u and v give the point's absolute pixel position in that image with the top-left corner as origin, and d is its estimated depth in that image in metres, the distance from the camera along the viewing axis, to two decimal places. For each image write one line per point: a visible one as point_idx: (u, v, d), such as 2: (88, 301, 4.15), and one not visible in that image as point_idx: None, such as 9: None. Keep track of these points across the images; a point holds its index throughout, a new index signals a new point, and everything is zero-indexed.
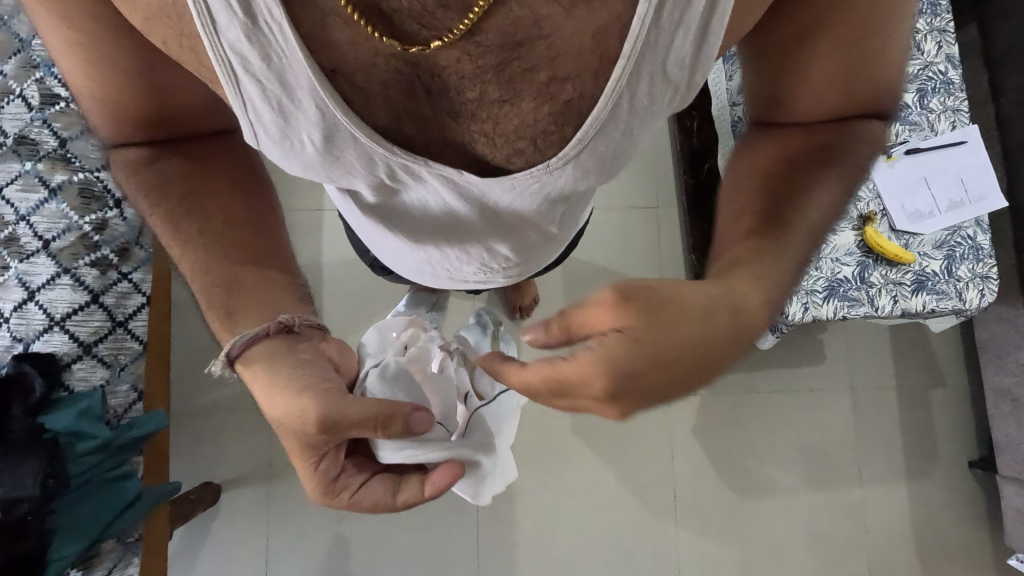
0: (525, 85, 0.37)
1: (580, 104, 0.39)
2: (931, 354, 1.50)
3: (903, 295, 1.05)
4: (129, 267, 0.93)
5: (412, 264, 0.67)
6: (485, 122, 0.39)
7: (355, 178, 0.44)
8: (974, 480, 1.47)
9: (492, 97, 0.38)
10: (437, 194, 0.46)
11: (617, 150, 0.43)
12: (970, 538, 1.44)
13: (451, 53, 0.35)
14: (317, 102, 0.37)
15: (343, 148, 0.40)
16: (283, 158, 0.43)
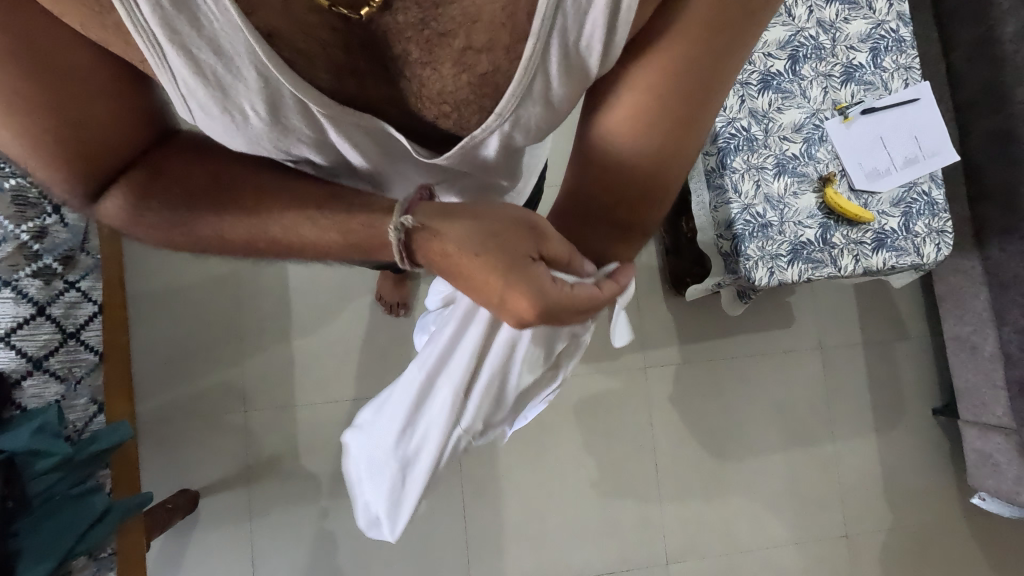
0: (442, 50, 0.35)
1: (496, 78, 0.37)
2: (894, 309, 1.54)
3: (864, 253, 1.08)
4: (76, 275, 0.90)
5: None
6: (409, 85, 0.37)
7: (296, 145, 0.42)
8: (937, 426, 1.53)
9: (413, 57, 0.36)
10: (391, 161, 0.46)
11: (546, 118, 0.42)
12: (936, 481, 1.51)
13: (383, 11, 0.34)
14: (259, 69, 0.35)
15: (292, 116, 0.38)
16: (214, 126, 0.41)
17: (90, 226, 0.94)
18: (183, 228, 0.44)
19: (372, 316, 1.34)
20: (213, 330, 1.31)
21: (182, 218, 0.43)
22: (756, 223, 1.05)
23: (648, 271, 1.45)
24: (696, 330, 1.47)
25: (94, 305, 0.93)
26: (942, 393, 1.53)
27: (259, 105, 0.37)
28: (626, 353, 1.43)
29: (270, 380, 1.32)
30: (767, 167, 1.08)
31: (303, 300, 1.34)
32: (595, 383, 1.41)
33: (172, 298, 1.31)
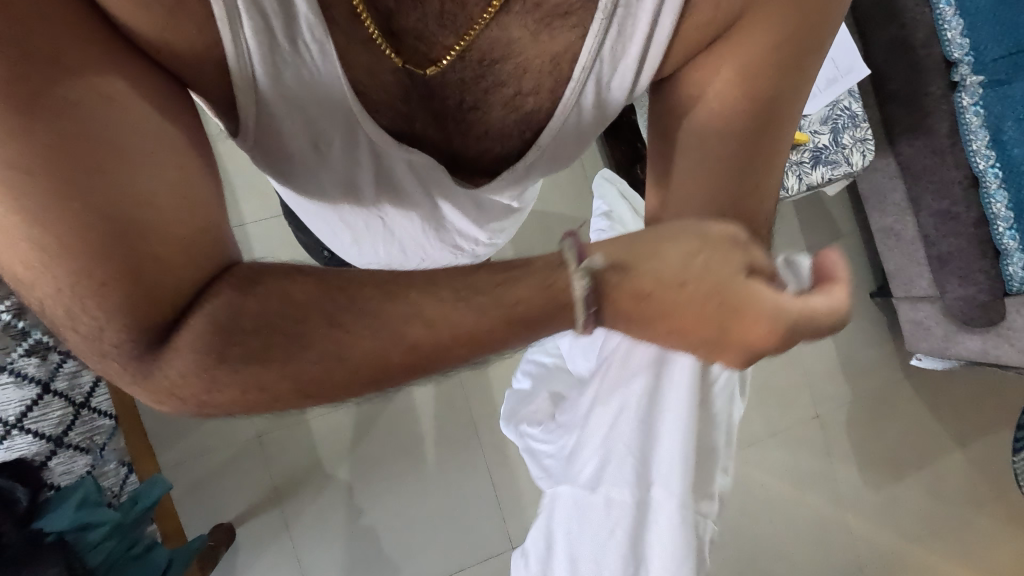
0: (495, 97, 0.45)
1: (538, 115, 0.47)
2: (826, 213, 1.72)
3: (805, 172, 1.20)
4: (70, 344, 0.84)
5: (357, 251, 0.67)
6: (464, 124, 0.46)
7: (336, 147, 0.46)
8: (877, 306, 1.75)
9: (467, 105, 0.45)
10: (414, 183, 0.51)
11: (563, 151, 0.52)
12: (881, 353, 1.74)
13: (451, 67, 0.42)
14: (339, 98, 0.41)
15: (348, 137, 0.45)
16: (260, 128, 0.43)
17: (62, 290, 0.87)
18: (263, 380, 0.33)
19: None
20: None
21: (258, 381, 0.32)
22: None
23: None
24: None
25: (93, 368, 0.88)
26: (876, 278, 1.74)
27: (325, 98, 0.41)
28: None
29: None
30: None
31: None
32: None
33: None
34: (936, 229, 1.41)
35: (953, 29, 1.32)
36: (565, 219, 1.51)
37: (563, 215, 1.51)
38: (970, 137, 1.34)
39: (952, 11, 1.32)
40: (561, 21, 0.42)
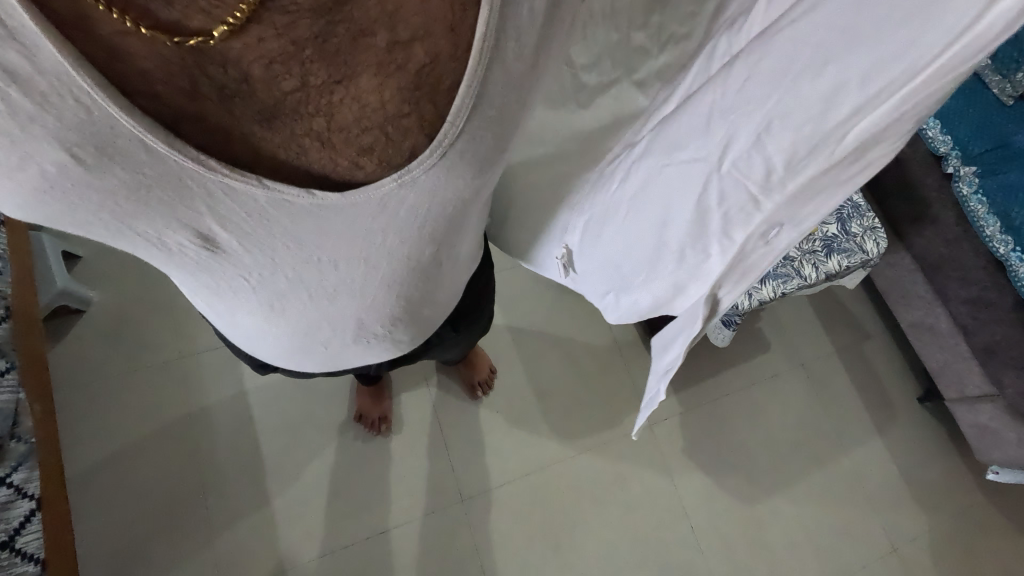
0: (355, 68, 0.31)
1: (435, 67, 0.33)
2: (850, 314, 1.63)
3: (821, 260, 1.15)
4: (7, 468, 0.75)
5: (290, 341, 0.59)
6: (306, 129, 0.34)
7: (160, 219, 0.38)
8: (929, 412, 1.57)
9: (316, 87, 0.31)
10: (224, 229, 0.39)
11: (495, 139, 0.40)
12: (949, 469, 1.51)
13: (255, 27, 0.27)
14: (71, 117, 0.30)
15: (115, 166, 0.33)
16: (89, 226, 0.39)
17: (19, 405, 0.80)
18: None
19: (362, 441, 1.26)
20: (176, 498, 1.15)
21: None
22: None
23: (626, 331, 1.47)
24: (686, 375, 1.47)
25: (30, 500, 0.76)
26: (920, 381, 1.59)
27: (72, 152, 0.32)
28: (628, 416, 1.40)
29: (254, 551, 1.14)
30: None
31: (275, 442, 1.22)
32: (603, 456, 1.35)
33: (123, 471, 1.15)
34: (973, 318, 1.33)
35: (933, 127, 1.37)
36: (575, 329, 1.44)
37: (573, 326, 1.44)
38: (971, 207, 1.31)
39: None
40: None
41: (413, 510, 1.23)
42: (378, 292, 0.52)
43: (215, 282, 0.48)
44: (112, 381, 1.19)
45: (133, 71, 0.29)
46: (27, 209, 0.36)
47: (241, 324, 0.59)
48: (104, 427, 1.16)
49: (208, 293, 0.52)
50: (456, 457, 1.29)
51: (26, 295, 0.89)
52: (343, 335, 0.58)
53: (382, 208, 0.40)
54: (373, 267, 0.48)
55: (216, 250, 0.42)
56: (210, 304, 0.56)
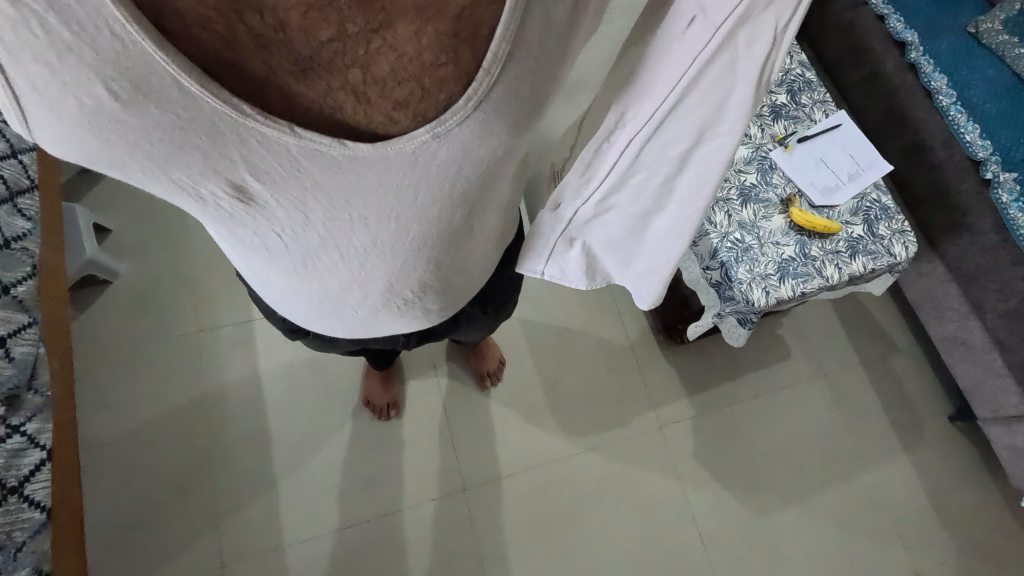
0: (393, 11, 0.29)
1: (475, 12, 0.31)
2: (877, 325, 1.56)
3: (844, 261, 1.11)
4: (23, 417, 0.77)
5: (319, 304, 0.57)
6: (341, 81, 0.31)
7: (193, 171, 0.35)
8: (961, 433, 1.48)
9: (355, 33, 0.29)
10: (259, 182, 0.37)
11: (529, 100, 0.37)
12: (980, 493, 1.43)
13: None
14: (108, 51, 0.27)
15: (151, 109, 0.30)
16: (118, 175, 0.36)
17: (39, 359, 0.83)
18: None
19: (368, 424, 1.26)
20: (185, 467, 1.17)
21: None
22: (738, 248, 1.09)
23: (640, 330, 1.44)
24: (701, 378, 1.43)
25: (41, 451, 0.78)
26: (952, 399, 1.51)
27: (108, 89, 0.29)
28: (639, 417, 1.37)
29: (257, 524, 1.15)
30: (732, 198, 1.13)
31: (284, 419, 1.23)
32: (609, 455, 1.32)
33: (137, 437, 1.18)
34: (1011, 333, 1.26)
35: (972, 131, 1.31)
36: (588, 325, 1.42)
37: (585, 321, 1.42)
38: (1011, 215, 1.24)
39: (965, 115, 1.33)
40: None
41: (415, 496, 1.23)
42: (408, 258, 0.49)
43: (248, 241, 0.46)
44: (130, 350, 1.23)
45: (170, 10, 0.27)
46: (52, 149, 0.33)
47: (272, 282, 0.57)
48: (120, 394, 1.20)
49: (241, 249, 0.51)
50: (460, 445, 1.28)
51: (53, 259, 0.93)
52: (373, 303, 0.56)
53: (419, 163, 0.37)
54: (406, 229, 0.44)
55: (247, 204, 0.39)
56: (244, 259, 0.55)
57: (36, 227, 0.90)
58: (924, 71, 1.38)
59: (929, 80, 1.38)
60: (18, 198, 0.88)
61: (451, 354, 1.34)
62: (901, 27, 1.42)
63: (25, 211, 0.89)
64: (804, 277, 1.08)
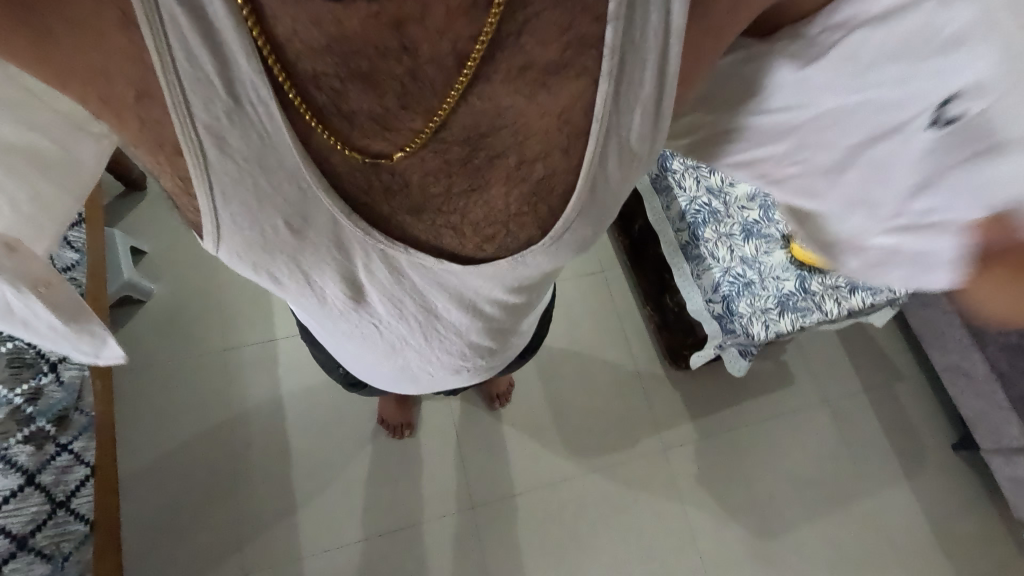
0: (491, 174, 0.38)
1: (552, 180, 0.39)
2: (882, 353, 1.59)
3: (843, 296, 1.14)
4: (70, 437, 0.84)
5: (396, 375, 0.64)
6: (451, 224, 0.40)
7: (328, 278, 0.43)
8: (964, 462, 1.50)
9: (458, 189, 0.38)
10: (376, 285, 0.44)
11: (586, 239, 0.44)
12: (982, 522, 1.44)
13: (426, 154, 0.35)
14: (294, 197, 0.36)
15: (313, 234, 0.38)
16: (267, 280, 0.43)
17: (84, 381, 0.90)
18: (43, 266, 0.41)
19: (382, 442, 1.32)
20: (211, 479, 1.24)
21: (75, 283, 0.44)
22: (739, 283, 1.13)
23: (646, 354, 1.48)
24: (706, 402, 1.47)
25: (86, 467, 0.86)
26: (956, 428, 1.53)
27: (284, 220, 0.37)
28: (643, 439, 1.41)
29: (277, 534, 1.22)
30: (735, 234, 1.17)
31: (303, 434, 1.30)
32: (614, 475, 1.37)
33: (165, 450, 1.25)
34: (1013, 366, 1.29)
35: None
36: (595, 349, 1.47)
37: (592, 345, 1.47)
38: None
39: None
40: (553, 83, 0.34)
41: (425, 512, 1.28)
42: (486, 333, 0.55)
43: (350, 328, 0.53)
44: (161, 366, 1.30)
45: (331, 176, 0.35)
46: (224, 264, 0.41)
47: (356, 357, 0.64)
48: (151, 408, 1.27)
49: (337, 334, 0.58)
50: (470, 463, 1.33)
51: (96, 287, 1.01)
52: (445, 374, 0.62)
53: (505, 272, 0.45)
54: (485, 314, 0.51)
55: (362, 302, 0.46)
56: (334, 340, 0.62)
57: (82, 258, 0.97)
58: None
59: None
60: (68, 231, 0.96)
61: None
62: None
63: (74, 242, 0.96)
64: (803, 310, 1.12)
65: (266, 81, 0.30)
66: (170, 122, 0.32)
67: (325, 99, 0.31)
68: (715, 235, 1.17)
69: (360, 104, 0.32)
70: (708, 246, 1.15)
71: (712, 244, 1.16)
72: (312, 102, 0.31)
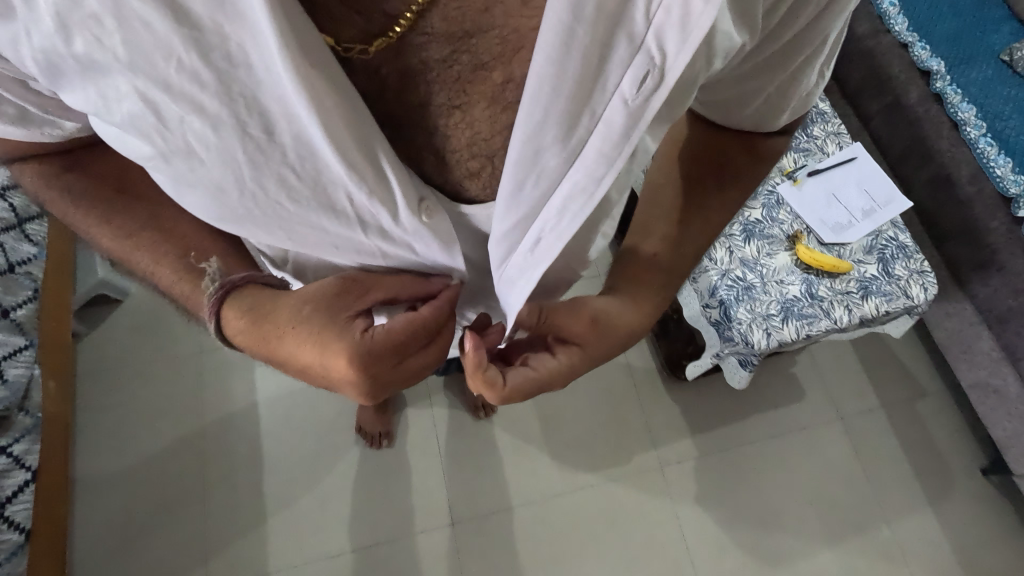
0: (477, 87, 0.35)
1: None
2: (901, 366, 1.47)
3: (854, 303, 1.05)
4: (11, 439, 0.79)
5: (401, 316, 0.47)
6: (441, 130, 0.37)
7: (215, 101, 0.33)
8: (995, 489, 1.37)
9: (442, 102, 0.35)
10: (277, 104, 0.34)
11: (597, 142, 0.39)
12: (1015, 555, 1.31)
13: (405, 48, 0.34)
14: None
15: (159, 29, 0.31)
16: (162, 128, 0.35)
17: (33, 381, 0.86)
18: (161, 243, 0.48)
19: (359, 452, 1.25)
20: (179, 486, 1.19)
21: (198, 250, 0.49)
22: (739, 287, 1.04)
23: (644, 362, 1.40)
24: (707, 415, 1.38)
25: (26, 472, 0.80)
26: (984, 450, 1.40)
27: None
28: (638, 454, 1.32)
29: (244, 546, 1.16)
30: (735, 234, 1.09)
31: (275, 440, 1.24)
32: (605, 493, 1.27)
33: (137, 455, 1.21)
34: None
35: (1003, 165, 1.24)
36: None
37: None
38: None
39: (995, 148, 1.26)
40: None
41: (401, 528, 1.20)
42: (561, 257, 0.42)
43: (301, 226, 0.40)
44: (137, 366, 1.27)
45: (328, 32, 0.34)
46: (119, 101, 0.34)
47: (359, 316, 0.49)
48: (122, 411, 1.24)
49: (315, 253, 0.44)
50: (451, 474, 1.25)
51: (59, 287, 0.97)
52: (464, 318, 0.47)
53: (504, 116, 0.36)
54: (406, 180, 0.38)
55: (265, 138, 0.35)
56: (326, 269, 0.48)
57: (42, 252, 0.94)
58: (950, 102, 1.31)
59: (956, 110, 1.30)
60: (27, 225, 0.92)
61: (447, 382, 1.32)
62: (926, 56, 1.36)
63: (33, 235, 0.93)
64: (808, 316, 1.03)
65: None
66: None
67: None
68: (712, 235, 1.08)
69: None
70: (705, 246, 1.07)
71: (710, 244, 1.07)
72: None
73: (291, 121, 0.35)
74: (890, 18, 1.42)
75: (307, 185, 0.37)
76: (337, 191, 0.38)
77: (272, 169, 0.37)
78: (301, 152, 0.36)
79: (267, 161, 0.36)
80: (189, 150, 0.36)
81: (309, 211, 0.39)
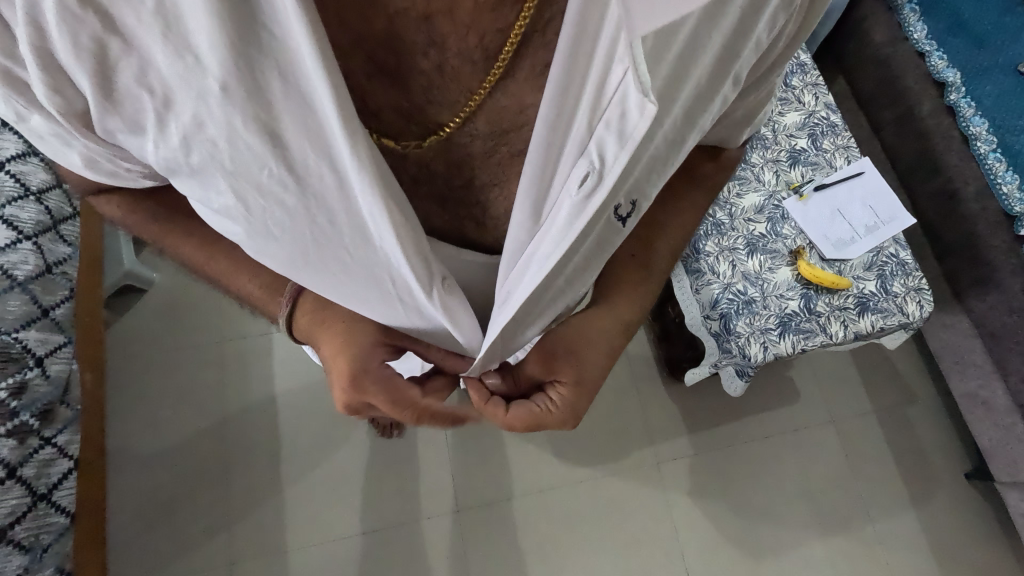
0: (511, 168, 0.44)
1: None
2: (895, 372, 1.51)
3: (851, 319, 1.08)
4: (53, 431, 0.85)
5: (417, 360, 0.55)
6: (485, 200, 0.46)
7: (296, 200, 0.40)
8: (976, 492, 1.43)
9: (484, 182, 0.44)
10: (344, 206, 0.41)
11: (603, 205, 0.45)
12: (990, 555, 1.38)
13: (452, 141, 0.41)
14: (226, 107, 0.35)
15: (261, 152, 0.37)
16: (251, 217, 0.42)
17: (72, 375, 0.92)
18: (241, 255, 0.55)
19: (370, 441, 1.32)
20: (203, 467, 1.27)
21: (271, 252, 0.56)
22: (739, 301, 1.08)
23: (645, 363, 1.45)
24: (704, 415, 1.43)
25: (69, 460, 0.87)
26: (969, 456, 1.45)
27: (238, 127, 0.36)
28: (636, 449, 1.38)
29: (263, 524, 1.24)
30: (739, 248, 1.12)
31: (290, 428, 1.31)
32: (602, 485, 1.34)
33: (163, 437, 1.28)
34: None
35: (1010, 182, 1.21)
36: None
37: None
38: None
39: (1004, 164, 1.23)
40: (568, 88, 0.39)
41: (410, 513, 1.28)
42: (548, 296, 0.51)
43: (351, 291, 0.47)
44: (160, 355, 1.33)
45: (384, 133, 0.41)
46: (218, 197, 0.41)
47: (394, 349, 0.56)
48: (148, 396, 1.31)
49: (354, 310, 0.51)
50: (457, 464, 1.32)
51: (90, 286, 1.03)
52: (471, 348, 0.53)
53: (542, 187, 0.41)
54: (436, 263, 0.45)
55: (331, 228, 0.42)
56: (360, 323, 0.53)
57: (76, 251, 0.98)
58: (962, 115, 1.29)
59: (968, 124, 1.28)
60: (61, 226, 0.96)
61: None
62: (942, 65, 1.33)
63: (65, 236, 0.97)
64: (805, 330, 1.07)
65: (162, 45, 0.33)
66: (123, 88, 0.35)
67: (372, 100, 0.38)
68: (717, 249, 1.11)
69: (383, 101, 0.38)
70: (708, 260, 1.10)
71: (714, 258, 1.10)
72: (366, 107, 0.39)
73: (351, 216, 0.41)
74: (909, 25, 1.39)
75: (360, 263, 0.44)
76: (382, 269, 0.45)
77: (333, 248, 0.44)
78: (356, 239, 0.43)
79: (330, 243, 0.43)
80: (268, 231, 0.43)
81: (360, 285, 0.46)
